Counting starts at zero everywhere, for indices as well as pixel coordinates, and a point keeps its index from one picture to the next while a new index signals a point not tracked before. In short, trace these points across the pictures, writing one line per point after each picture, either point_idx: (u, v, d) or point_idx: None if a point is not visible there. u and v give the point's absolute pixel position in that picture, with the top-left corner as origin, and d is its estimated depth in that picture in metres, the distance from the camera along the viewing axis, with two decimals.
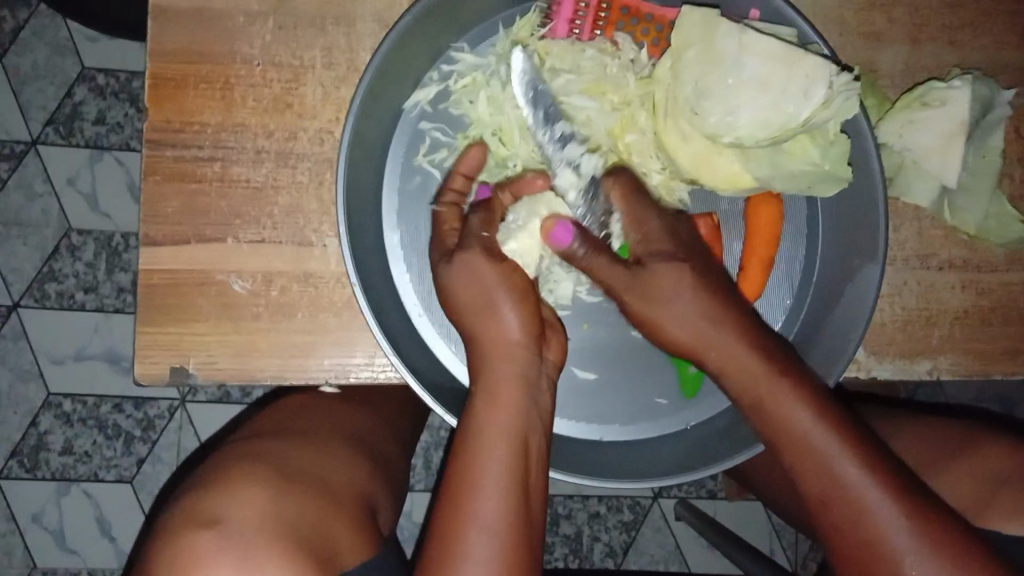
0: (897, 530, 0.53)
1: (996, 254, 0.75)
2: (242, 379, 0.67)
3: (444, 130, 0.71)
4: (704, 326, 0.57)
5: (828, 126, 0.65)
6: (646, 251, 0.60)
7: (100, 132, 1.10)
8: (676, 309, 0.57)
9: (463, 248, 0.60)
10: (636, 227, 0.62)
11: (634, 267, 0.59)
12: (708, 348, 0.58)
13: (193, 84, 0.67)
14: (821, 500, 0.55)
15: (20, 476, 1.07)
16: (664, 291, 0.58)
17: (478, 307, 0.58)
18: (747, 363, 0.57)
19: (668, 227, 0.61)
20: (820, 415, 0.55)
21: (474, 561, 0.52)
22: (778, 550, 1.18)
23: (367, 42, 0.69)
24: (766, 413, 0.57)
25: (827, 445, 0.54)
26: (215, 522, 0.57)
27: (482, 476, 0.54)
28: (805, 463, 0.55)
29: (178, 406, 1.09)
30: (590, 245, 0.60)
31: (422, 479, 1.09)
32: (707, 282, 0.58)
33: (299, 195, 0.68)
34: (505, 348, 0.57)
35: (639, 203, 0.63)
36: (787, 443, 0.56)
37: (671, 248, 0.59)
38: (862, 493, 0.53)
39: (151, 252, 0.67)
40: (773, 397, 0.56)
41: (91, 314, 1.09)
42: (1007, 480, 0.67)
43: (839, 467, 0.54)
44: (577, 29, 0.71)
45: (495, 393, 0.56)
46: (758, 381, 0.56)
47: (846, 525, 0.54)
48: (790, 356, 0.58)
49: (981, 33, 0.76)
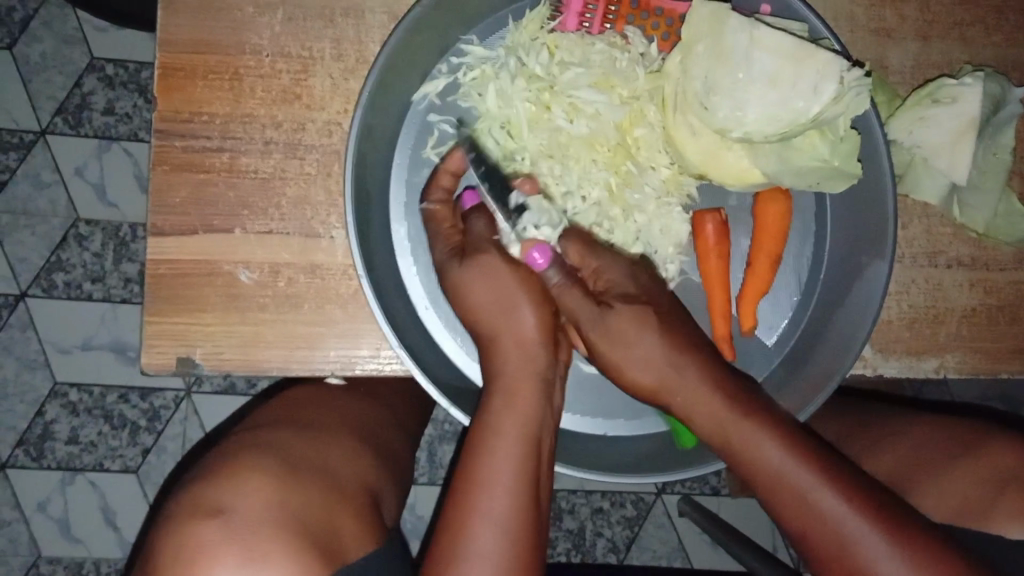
0: (881, 558, 0.53)
1: (1004, 253, 0.75)
2: (249, 370, 0.67)
3: (452, 123, 0.70)
4: (670, 371, 0.58)
5: (838, 121, 0.65)
6: (608, 294, 0.59)
7: (108, 123, 1.10)
8: (642, 353, 0.58)
9: (478, 251, 0.59)
10: (587, 271, 0.62)
11: (600, 307, 0.58)
12: (673, 391, 0.58)
13: (202, 74, 0.67)
14: (802, 531, 0.55)
15: (27, 465, 1.08)
16: (628, 336, 0.58)
17: (501, 306, 0.57)
18: (713, 404, 0.57)
19: (630, 274, 0.61)
20: (794, 451, 0.55)
21: (482, 558, 0.52)
22: (781, 547, 1.18)
23: (376, 33, 0.69)
24: (735, 453, 0.57)
25: (805, 480, 0.54)
26: (219, 512, 0.57)
27: (495, 471, 0.54)
28: (781, 499, 0.55)
29: (184, 397, 1.10)
30: (565, 275, 0.59)
31: (426, 472, 1.09)
32: (671, 325, 0.59)
33: (306, 187, 0.68)
34: (522, 347, 0.57)
35: (593, 259, 0.62)
36: (762, 479, 0.56)
37: (632, 291, 0.60)
38: (842, 524, 0.53)
39: (158, 242, 0.67)
40: (742, 435, 0.56)
41: (98, 304, 1.09)
42: (1013, 478, 0.67)
43: (818, 499, 0.54)
44: (586, 24, 0.71)
45: (509, 391, 0.56)
46: (724, 424, 0.56)
47: (829, 553, 0.54)
48: (755, 394, 0.58)
49: (993, 30, 0.76)
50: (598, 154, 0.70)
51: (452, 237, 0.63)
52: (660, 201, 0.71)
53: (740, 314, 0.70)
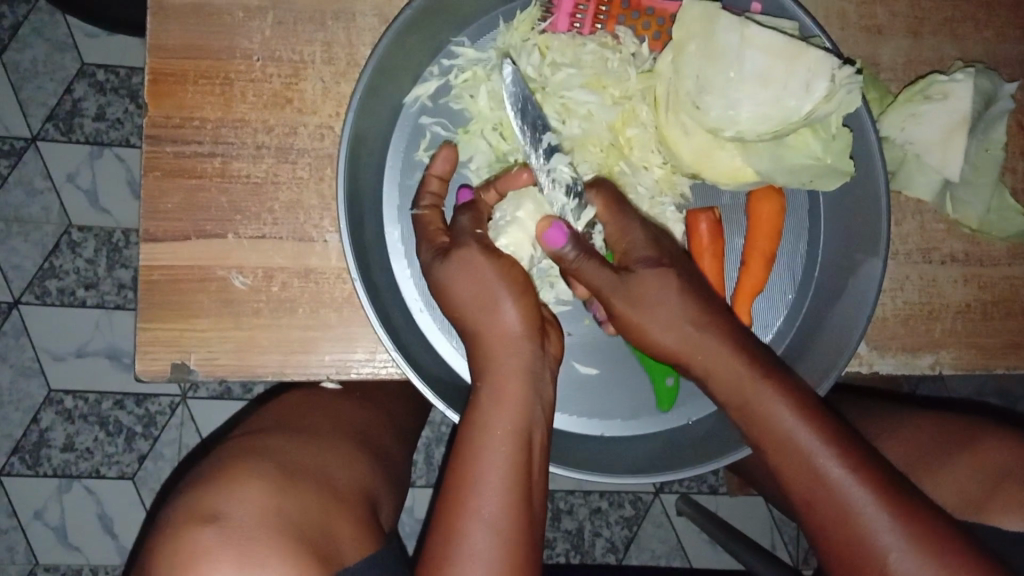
0: (883, 527, 0.53)
1: (998, 248, 0.75)
2: (243, 375, 0.67)
3: (444, 125, 0.71)
4: (692, 332, 0.57)
5: (830, 118, 0.65)
6: (630, 259, 0.59)
7: (100, 129, 1.10)
8: (664, 312, 0.57)
9: (457, 246, 0.59)
10: (619, 234, 0.62)
11: (621, 272, 0.58)
12: (696, 352, 0.58)
13: (193, 80, 0.67)
14: (808, 500, 0.56)
15: (22, 473, 1.07)
16: (652, 295, 0.57)
17: (480, 302, 0.57)
18: (732, 369, 0.57)
19: (651, 237, 0.61)
20: (806, 417, 0.55)
21: (474, 558, 0.52)
22: (780, 545, 1.18)
23: (367, 36, 0.69)
24: (751, 416, 0.57)
25: (812, 447, 0.55)
26: (214, 518, 0.57)
27: (485, 468, 0.54)
28: (790, 467, 0.56)
29: (180, 402, 1.09)
30: (581, 249, 0.58)
31: (424, 475, 1.09)
32: (694, 289, 0.59)
33: (299, 191, 0.68)
34: (507, 343, 0.56)
35: (619, 211, 0.63)
36: (774, 445, 0.56)
37: (654, 255, 0.59)
38: (846, 492, 0.54)
39: (151, 248, 0.66)
40: (760, 399, 0.56)
41: (92, 311, 1.09)
42: (1009, 474, 0.66)
43: (824, 467, 0.54)
44: (578, 24, 0.70)
45: (497, 389, 0.56)
46: (746, 386, 0.57)
47: (833, 523, 0.55)
48: (773, 359, 0.58)
49: (983, 26, 0.76)
50: (590, 154, 0.70)
51: (437, 238, 0.62)
52: (654, 201, 0.70)
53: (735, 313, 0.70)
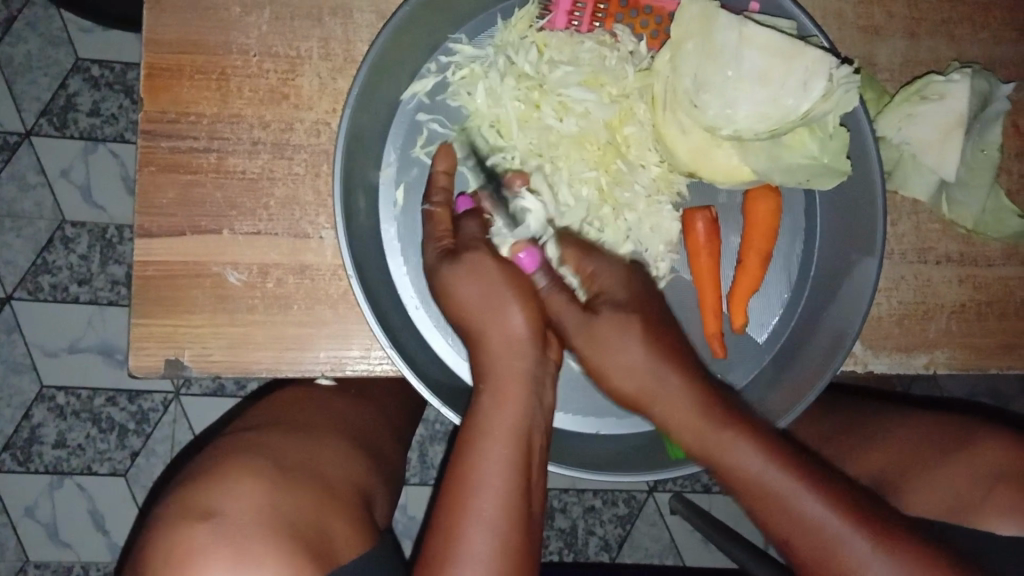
0: (868, 558, 0.53)
1: (992, 249, 0.75)
2: (237, 372, 0.66)
3: (441, 122, 0.70)
4: (650, 378, 0.58)
5: (827, 118, 0.65)
6: (600, 300, 0.61)
7: (94, 124, 1.09)
8: (626, 358, 0.58)
9: (466, 249, 0.60)
10: (588, 279, 0.64)
11: (587, 313, 0.60)
12: (656, 397, 0.58)
13: (188, 74, 0.67)
14: (787, 541, 0.55)
15: (14, 469, 1.07)
16: (615, 340, 0.59)
17: (488, 304, 0.57)
18: (692, 419, 0.57)
19: (625, 280, 0.63)
20: (774, 460, 0.56)
21: (473, 560, 0.51)
22: (773, 544, 1.18)
23: (364, 32, 0.68)
24: (717, 463, 0.57)
25: (788, 488, 0.55)
26: (209, 515, 0.57)
27: (489, 467, 0.53)
28: (765, 509, 0.56)
29: (173, 399, 1.09)
30: (552, 279, 0.62)
31: (417, 472, 1.09)
32: (657, 334, 0.59)
33: (295, 187, 0.67)
34: (511, 346, 0.56)
35: (591, 256, 0.65)
36: (746, 489, 0.56)
37: (623, 298, 0.61)
38: (829, 529, 0.54)
39: (144, 243, 0.66)
40: (723, 448, 0.56)
41: (85, 307, 1.08)
42: (1001, 476, 0.67)
43: (801, 507, 0.54)
44: (576, 21, 0.71)
45: (502, 390, 0.56)
46: (704, 435, 0.57)
47: (817, 561, 0.54)
48: (733, 404, 0.59)
49: (980, 27, 0.76)
50: (587, 152, 0.70)
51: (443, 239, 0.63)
52: (650, 200, 0.71)
53: (731, 311, 0.70)
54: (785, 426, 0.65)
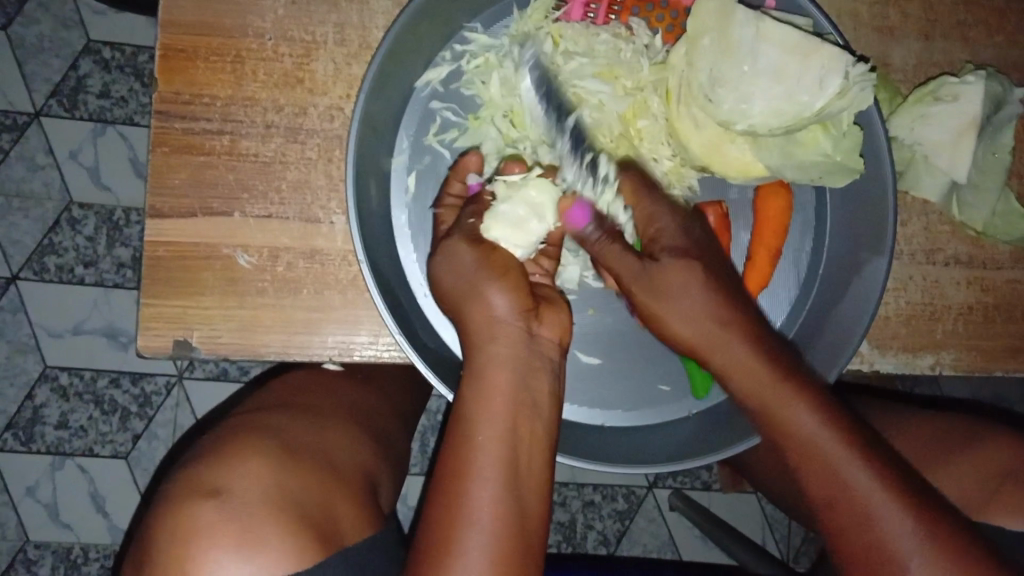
0: (904, 533, 0.54)
1: (1001, 252, 0.75)
2: (245, 354, 0.66)
3: (454, 111, 0.70)
4: (712, 329, 0.58)
5: (842, 116, 0.65)
6: (658, 247, 0.60)
7: (104, 107, 1.09)
8: (688, 307, 0.58)
9: (449, 238, 0.60)
10: (646, 221, 0.63)
11: (646, 262, 0.59)
12: (717, 350, 0.58)
13: (204, 56, 0.67)
14: (828, 504, 0.56)
15: (16, 449, 1.07)
16: (674, 288, 0.58)
17: (467, 291, 0.56)
18: (755, 370, 0.57)
19: (680, 225, 0.62)
20: (829, 421, 0.56)
21: (467, 554, 0.50)
22: (770, 542, 1.19)
23: (380, 19, 0.69)
24: (771, 416, 0.57)
25: (836, 451, 0.55)
26: (214, 493, 0.57)
27: (473, 462, 0.52)
28: (809, 469, 0.56)
29: (176, 382, 1.09)
30: (603, 228, 0.63)
31: (418, 462, 1.09)
32: (718, 281, 0.59)
33: (307, 171, 0.67)
34: (492, 330, 0.55)
35: (648, 194, 0.64)
36: (794, 447, 0.56)
37: (680, 245, 0.60)
38: (868, 500, 0.54)
39: (156, 223, 0.66)
40: (781, 400, 0.56)
41: (91, 289, 1.08)
42: (1011, 473, 0.67)
43: (846, 473, 0.54)
44: (592, 14, 0.71)
45: (485, 378, 0.54)
46: (764, 386, 0.57)
47: (853, 529, 0.55)
48: (791, 358, 0.58)
49: (994, 31, 0.76)
50: (600, 143, 0.69)
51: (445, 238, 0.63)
52: (661, 193, 0.70)
53: None
54: (833, 380, 0.65)
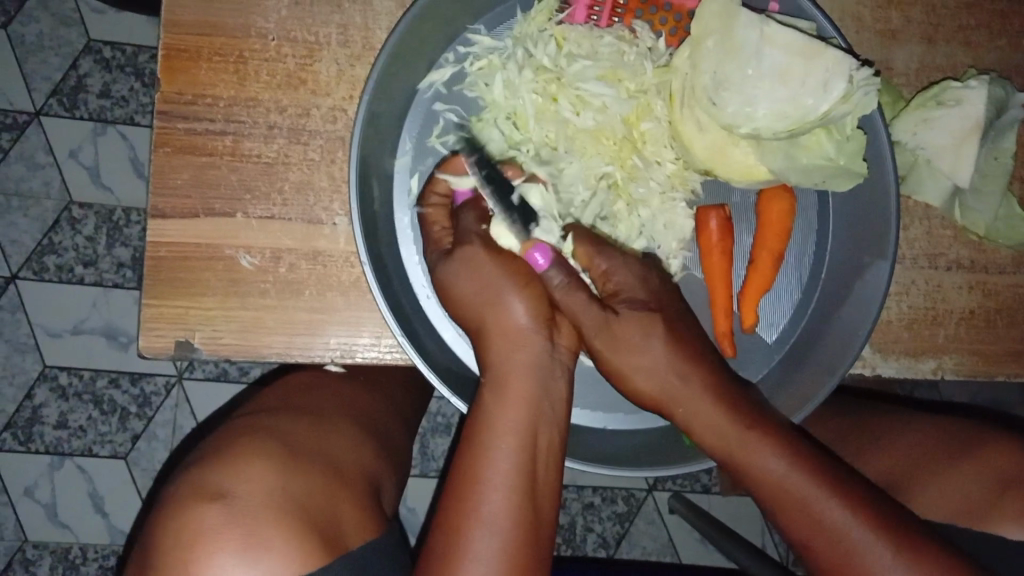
0: (886, 566, 0.54)
1: (1002, 257, 0.75)
2: (246, 356, 0.66)
3: (458, 113, 0.70)
4: (672, 380, 0.58)
5: (845, 120, 0.65)
6: (616, 299, 0.59)
7: (104, 106, 1.09)
8: (648, 360, 0.57)
9: (460, 244, 0.58)
10: (602, 274, 0.61)
11: (606, 311, 0.57)
12: (678, 403, 0.58)
13: (207, 57, 0.67)
14: (807, 543, 0.56)
15: (15, 449, 1.07)
16: (635, 342, 0.57)
17: (486, 298, 0.56)
18: (720, 417, 0.57)
19: (640, 275, 0.61)
20: (797, 462, 0.56)
21: (476, 563, 0.51)
22: (770, 544, 1.19)
23: (383, 20, 0.68)
24: (740, 463, 0.57)
25: (809, 492, 0.55)
26: (220, 496, 0.57)
27: (487, 471, 0.52)
28: (784, 508, 0.56)
29: (176, 383, 1.09)
30: (568, 276, 0.57)
31: (418, 463, 1.09)
32: (677, 333, 0.59)
33: (310, 173, 0.67)
34: (510, 339, 0.55)
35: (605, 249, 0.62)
36: (765, 488, 0.57)
37: (641, 297, 0.59)
38: (848, 533, 0.54)
39: (157, 223, 0.66)
40: (748, 447, 0.57)
41: (90, 289, 1.08)
42: (1009, 481, 0.67)
43: (823, 511, 0.55)
44: (595, 17, 0.71)
45: (504, 385, 0.54)
46: (730, 434, 0.57)
47: (836, 565, 0.55)
48: (757, 402, 0.59)
49: (997, 35, 0.76)
50: (603, 146, 0.70)
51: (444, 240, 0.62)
52: (665, 195, 0.71)
53: (742, 311, 0.71)
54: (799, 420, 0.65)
